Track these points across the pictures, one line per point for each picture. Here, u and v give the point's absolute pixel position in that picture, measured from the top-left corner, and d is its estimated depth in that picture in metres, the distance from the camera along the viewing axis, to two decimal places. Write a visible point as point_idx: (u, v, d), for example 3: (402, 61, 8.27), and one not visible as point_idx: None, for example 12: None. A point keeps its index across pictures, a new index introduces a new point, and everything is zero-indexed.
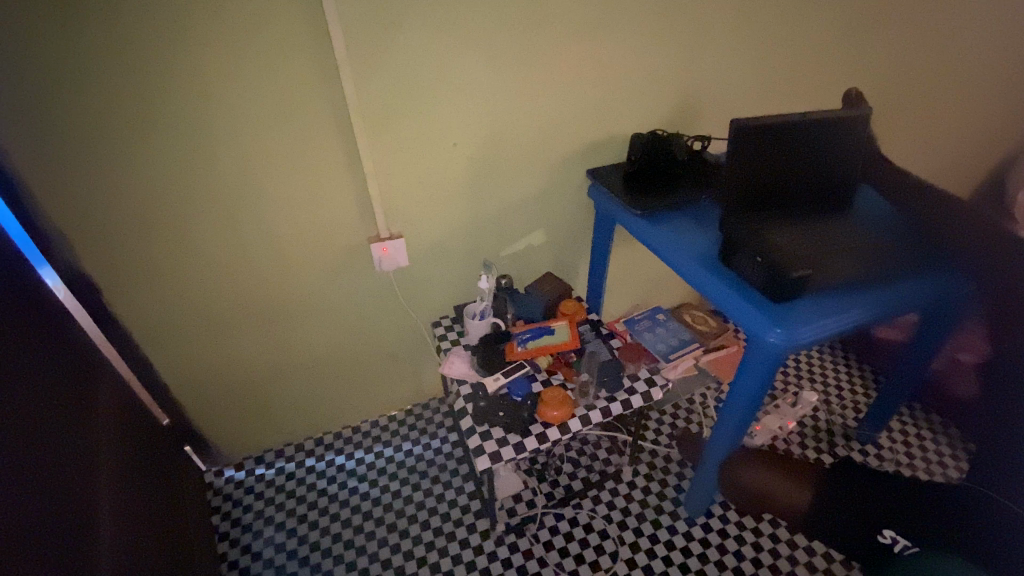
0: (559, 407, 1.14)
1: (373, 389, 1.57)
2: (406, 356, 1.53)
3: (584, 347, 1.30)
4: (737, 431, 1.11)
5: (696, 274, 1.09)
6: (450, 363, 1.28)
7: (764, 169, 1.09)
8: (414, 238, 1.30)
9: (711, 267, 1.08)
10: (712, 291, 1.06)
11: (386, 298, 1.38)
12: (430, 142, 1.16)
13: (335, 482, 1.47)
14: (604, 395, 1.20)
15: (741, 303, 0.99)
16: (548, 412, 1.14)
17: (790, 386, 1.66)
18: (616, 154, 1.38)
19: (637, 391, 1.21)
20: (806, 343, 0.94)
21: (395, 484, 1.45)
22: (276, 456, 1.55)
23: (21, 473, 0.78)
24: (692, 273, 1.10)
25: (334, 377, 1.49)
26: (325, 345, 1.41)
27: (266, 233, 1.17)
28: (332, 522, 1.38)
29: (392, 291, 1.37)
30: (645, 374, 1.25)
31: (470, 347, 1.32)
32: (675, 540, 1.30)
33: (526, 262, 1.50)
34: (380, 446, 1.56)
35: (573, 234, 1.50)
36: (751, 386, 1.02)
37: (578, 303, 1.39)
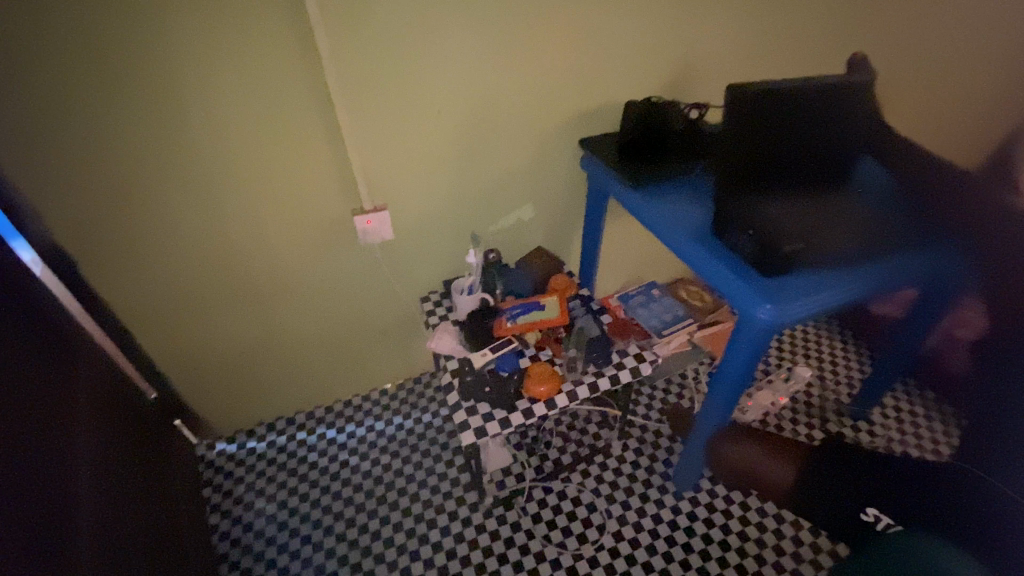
0: (546, 382, 1.13)
1: (363, 364, 1.56)
2: (396, 331, 1.52)
3: (573, 322, 1.28)
4: (726, 407, 1.10)
5: (686, 247, 1.06)
6: (438, 339, 1.26)
7: (761, 139, 1.05)
8: (399, 211, 1.26)
9: (703, 241, 1.05)
10: (701, 266, 1.03)
11: (374, 272, 1.35)
12: (414, 111, 1.11)
13: (326, 455, 1.48)
14: (592, 370, 1.19)
15: (730, 277, 0.96)
16: (535, 387, 1.12)
17: (785, 362, 1.64)
18: (610, 123, 1.33)
19: (626, 366, 1.20)
20: (796, 320, 0.92)
21: (386, 458, 1.46)
22: (267, 429, 1.55)
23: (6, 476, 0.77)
24: (683, 247, 1.07)
25: (323, 352, 1.48)
26: (313, 319, 1.40)
27: (247, 207, 1.13)
28: (323, 494, 1.40)
29: (380, 265, 1.34)
30: (635, 349, 1.23)
31: (459, 322, 1.30)
32: (662, 513, 1.30)
33: (517, 236, 1.46)
34: (372, 421, 1.55)
35: (565, 207, 1.47)
36: (739, 362, 1.00)
37: (569, 277, 1.37)
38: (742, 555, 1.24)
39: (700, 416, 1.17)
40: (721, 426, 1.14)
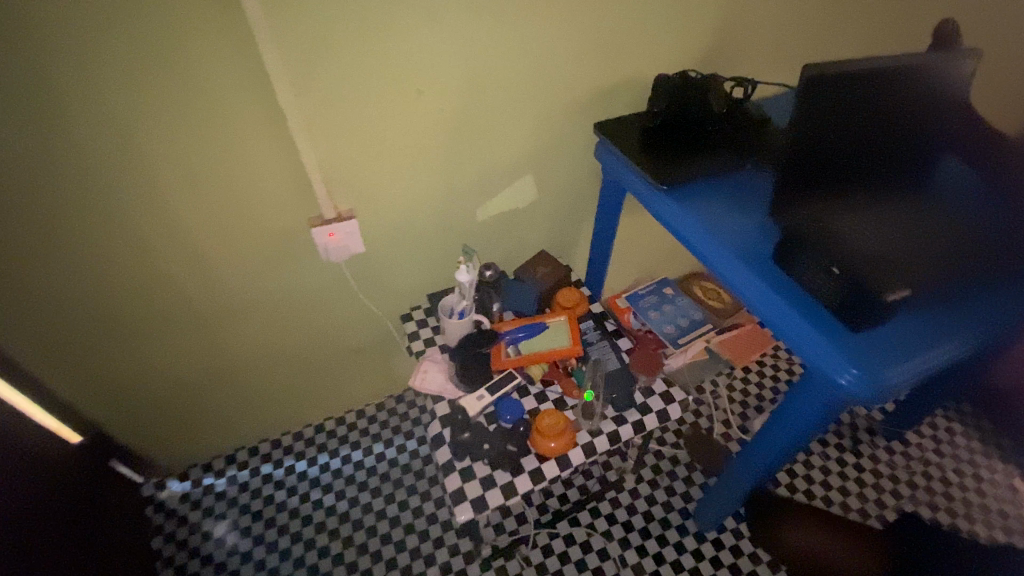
0: (557, 437, 0.92)
1: (336, 386, 1.34)
2: (374, 349, 1.29)
3: (587, 353, 1.06)
4: (776, 462, 0.92)
5: (738, 277, 0.84)
6: (424, 374, 1.04)
7: (842, 136, 0.80)
8: (371, 216, 1.00)
9: (763, 269, 0.82)
10: (758, 303, 0.81)
11: (340, 287, 1.10)
12: (385, 91, 0.83)
13: (296, 494, 1.28)
14: (610, 415, 0.99)
15: (800, 325, 0.75)
16: (544, 440, 0.92)
17: None
18: (635, 103, 1.06)
19: (651, 409, 1.00)
20: (892, 388, 0.71)
21: (366, 496, 1.27)
22: (226, 463, 1.33)
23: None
24: (734, 276, 0.85)
25: (288, 376, 1.25)
26: (271, 344, 1.16)
27: (168, 223, 0.85)
28: (294, 543, 1.20)
29: (348, 278, 1.09)
30: (661, 387, 1.02)
31: (448, 350, 1.08)
32: (683, 559, 1.15)
33: (516, 238, 1.22)
34: (348, 450, 1.35)
35: (573, 203, 1.22)
36: (802, 423, 0.81)
37: (580, 292, 1.14)
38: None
39: (741, 467, 0.99)
40: (765, 479, 0.97)
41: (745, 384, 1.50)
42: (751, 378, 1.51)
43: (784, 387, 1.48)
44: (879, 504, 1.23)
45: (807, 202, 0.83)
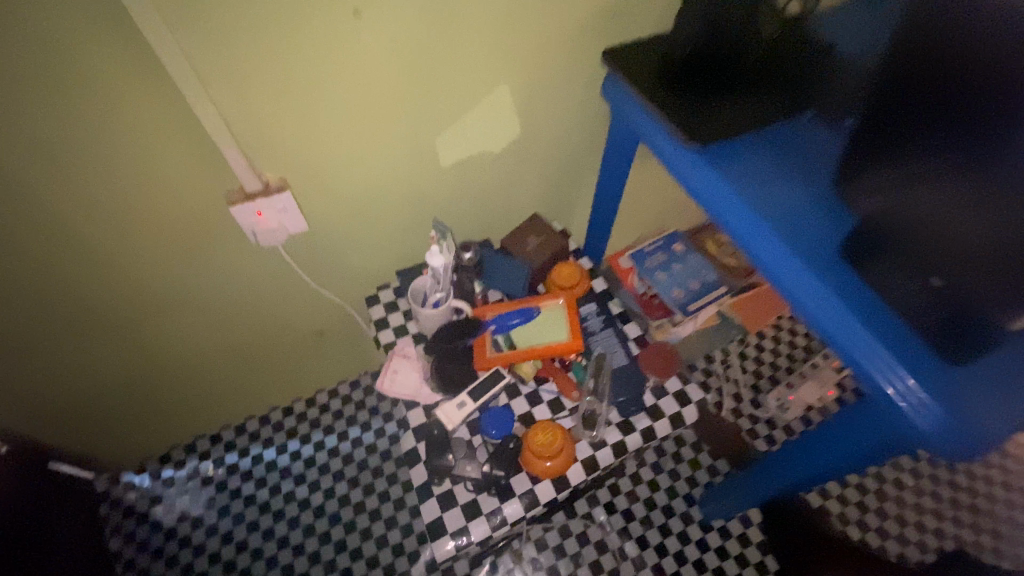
0: (553, 454, 0.78)
1: (303, 370, 1.18)
2: (339, 330, 1.11)
3: (588, 346, 0.89)
4: (809, 479, 0.79)
5: (793, 276, 0.66)
6: (395, 374, 0.87)
7: (979, 93, 0.48)
8: (313, 185, 0.77)
9: (825, 266, 0.65)
10: (818, 313, 0.65)
11: (284, 269, 0.89)
12: (310, 16, 0.57)
13: (266, 486, 1.16)
14: (615, 420, 0.84)
15: (875, 350, 0.60)
16: (540, 462, 0.78)
17: None
18: (657, 25, 0.80)
19: (664, 414, 0.84)
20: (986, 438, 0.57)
21: (343, 488, 1.16)
22: (187, 453, 1.20)
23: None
24: (786, 274, 0.67)
25: (242, 366, 1.08)
26: (215, 336, 0.97)
27: (28, 210, 0.62)
28: (266, 541, 1.10)
29: (293, 258, 0.88)
30: (675, 387, 0.86)
31: (423, 343, 0.90)
32: (687, 550, 1.08)
33: (505, 202, 0.99)
34: (321, 435, 1.22)
35: (573, 156, 0.99)
36: (852, 452, 0.68)
37: (580, 268, 0.94)
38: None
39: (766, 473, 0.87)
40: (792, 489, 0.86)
41: (758, 351, 1.35)
42: (766, 344, 1.36)
43: (801, 355, 1.34)
44: (898, 486, 1.15)
45: (889, 180, 0.58)
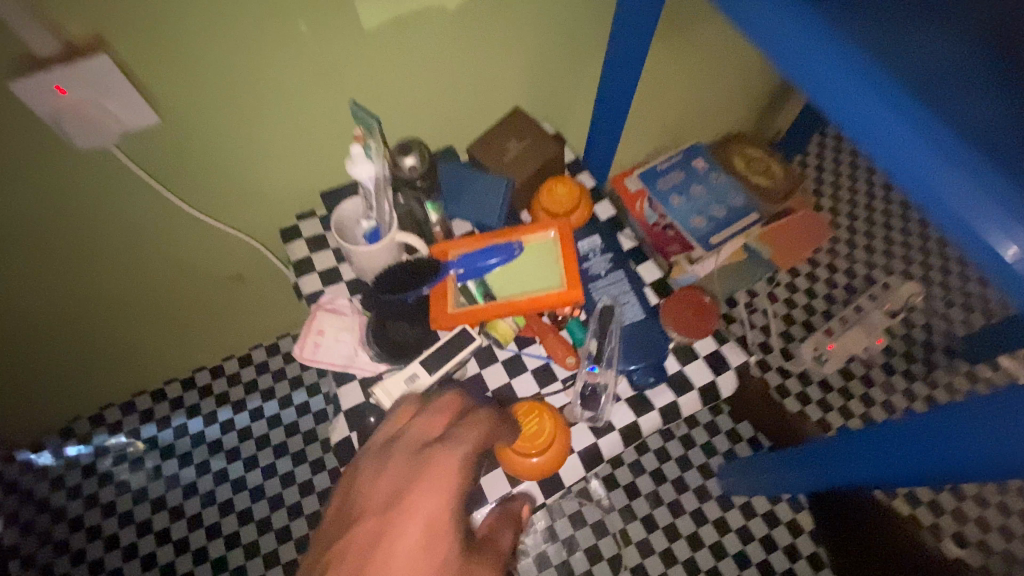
0: (541, 450, 0.56)
1: (229, 323, 0.95)
2: (261, 275, 0.86)
3: (589, 294, 0.64)
4: (889, 478, 0.55)
5: (840, 77, 0.33)
6: (320, 340, 0.62)
7: None
8: (152, 51, 0.48)
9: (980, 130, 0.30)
10: (892, 145, 0.32)
11: (148, 192, 0.62)
12: None
13: (191, 464, 0.96)
14: (623, 396, 0.61)
15: (1022, 211, 0.27)
16: (521, 459, 0.55)
17: (877, 279, 1.12)
18: None
19: (693, 387, 0.62)
20: None
21: (286, 465, 0.96)
22: (94, 425, 0.98)
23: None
24: (821, 78, 0.35)
25: (138, 322, 0.84)
26: (81, 287, 0.72)
27: None
28: (192, 531, 0.92)
29: (157, 176, 0.61)
30: (707, 350, 0.63)
31: (361, 295, 0.65)
32: (703, 532, 0.90)
33: (477, 96, 0.70)
34: (260, 402, 1.01)
35: (575, 28, 0.69)
36: (978, 449, 0.41)
37: (577, 185, 0.67)
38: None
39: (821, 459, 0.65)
40: (857, 483, 0.61)
41: (791, 293, 1.12)
42: (799, 284, 1.13)
43: (841, 296, 1.11)
44: None
45: None
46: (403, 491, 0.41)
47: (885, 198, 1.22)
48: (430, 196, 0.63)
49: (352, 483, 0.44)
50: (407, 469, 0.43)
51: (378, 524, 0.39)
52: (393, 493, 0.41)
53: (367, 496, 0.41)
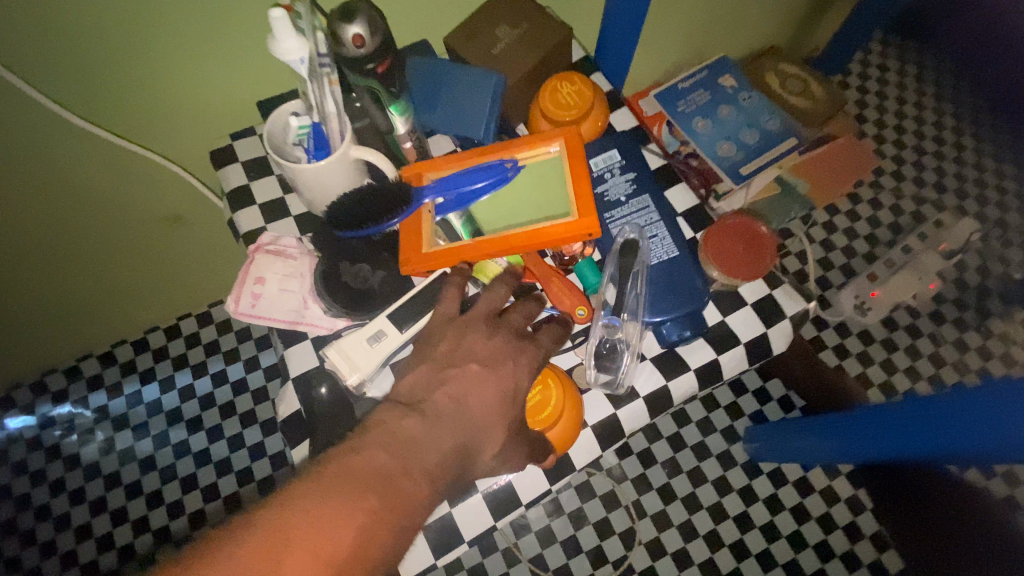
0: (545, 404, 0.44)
1: (178, 273, 0.81)
2: (203, 217, 0.73)
3: (605, 226, 0.50)
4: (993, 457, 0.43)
5: None
6: (259, 291, 0.48)
7: None
8: None
9: None
10: None
11: (10, 88, 0.47)
12: None
13: (148, 436, 0.85)
14: (646, 354, 0.49)
15: None
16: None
17: (928, 215, 0.97)
18: None
19: (738, 341, 0.49)
20: None
21: (254, 436, 0.85)
22: (36, 394, 0.87)
23: (397, 453, 0.36)
24: None
25: (51, 277, 0.70)
26: None
27: None
28: (153, 510, 0.82)
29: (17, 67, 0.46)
30: (755, 294, 0.50)
31: (312, 233, 0.51)
32: (726, 503, 0.80)
33: None
34: (223, 365, 0.89)
35: None
36: None
37: (588, 84, 0.52)
38: (850, 565, 0.78)
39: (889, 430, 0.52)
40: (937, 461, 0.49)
41: (828, 233, 0.98)
42: (837, 223, 0.99)
43: (885, 236, 0.97)
44: None
45: None
46: (518, 348, 0.43)
47: (936, 123, 1.05)
48: (395, 96, 0.46)
49: (462, 324, 0.43)
50: (514, 337, 0.44)
51: (491, 361, 0.42)
52: (504, 345, 0.43)
53: (478, 340, 0.43)
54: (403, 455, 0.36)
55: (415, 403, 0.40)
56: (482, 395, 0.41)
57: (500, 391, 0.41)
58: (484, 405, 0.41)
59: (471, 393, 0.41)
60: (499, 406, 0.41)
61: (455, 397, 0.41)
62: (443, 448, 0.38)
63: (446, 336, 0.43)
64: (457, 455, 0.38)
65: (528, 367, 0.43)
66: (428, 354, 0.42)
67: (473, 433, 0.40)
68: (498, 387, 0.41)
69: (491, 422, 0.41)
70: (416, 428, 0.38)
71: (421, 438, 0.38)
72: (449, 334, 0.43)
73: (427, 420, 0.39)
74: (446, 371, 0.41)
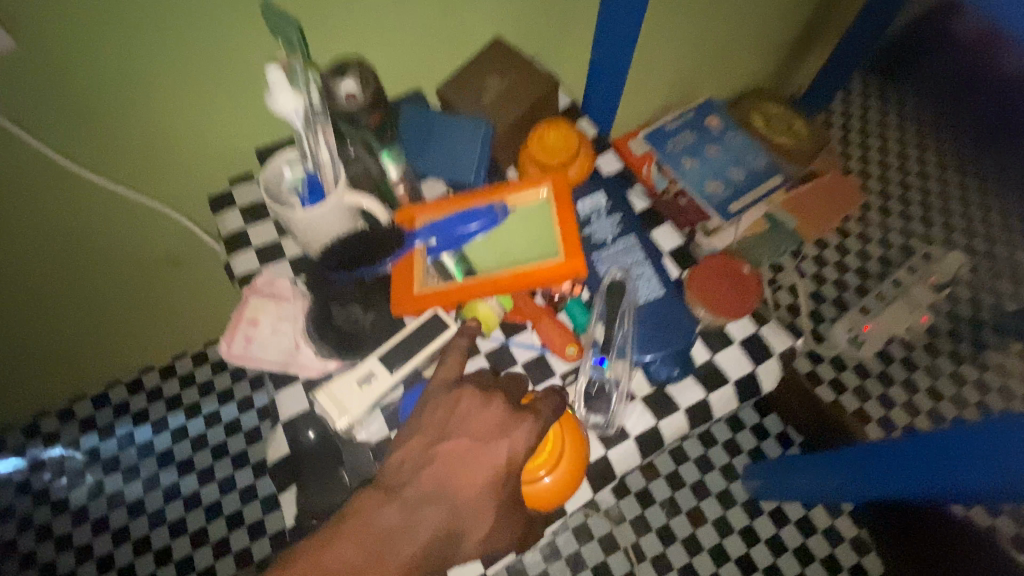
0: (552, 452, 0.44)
1: (174, 313, 0.82)
2: (200, 259, 0.74)
3: (594, 267, 0.51)
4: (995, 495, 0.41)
5: None
6: (253, 333, 0.49)
7: None
8: None
9: None
10: None
11: (8, 138, 0.49)
12: None
13: (138, 479, 0.84)
14: (638, 393, 0.49)
15: None
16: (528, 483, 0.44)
17: (917, 247, 0.98)
18: None
19: (727, 380, 0.49)
20: None
21: (246, 477, 0.84)
22: (27, 437, 0.86)
23: None
24: None
25: (44, 317, 0.70)
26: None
27: None
28: (139, 557, 0.80)
29: (18, 117, 0.48)
30: (744, 335, 0.50)
31: (306, 275, 0.52)
32: (728, 544, 0.78)
33: (449, 23, 0.56)
34: (216, 404, 0.88)
35: None
36: None
37: (572, 129, 0.54)
38: None
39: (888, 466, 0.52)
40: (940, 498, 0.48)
41: (819, 266, 0.99)
42: (827, 256, 1.00)
43: (876, 269, 0.98)
44: None
45: None
46: (518, 418, 0.42)
47: (919, 158, 1.08)
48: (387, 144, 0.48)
49: (457, 390, 0.44)
50: (513, 407, 0.43)
51: (483, 436, 0.42)
52: (501, 417, 0.43)
53: (476, 415, 0.43)
54: (366, 556, 0.37)
55: (398, 488, 0.40)
56: (469, 472, 0.41)
57: (487, 471, 0.41)
58: (470, 488, 0.41)
59: (456, 474, 0.41)
60: (487, 489, 0.41)
61: (439, 478, 0.41)
62: (420, 539, 0.39)
63: (441, 403, 0.43)
64: (437, 541, 0.39)
65: (527, 439, 0.42)
66: (426, 418, 0.43)
67: (457, 514, 0.40)
68: (486, 465, 0.41)
69: (477, 503, 0.41)
70: (385, 524, 0.39)
71: (398, 530, 0.39)
72: (444, 401, 0.44)
73: (406, 508, 0.40)
74: (433, 449, 0.42)
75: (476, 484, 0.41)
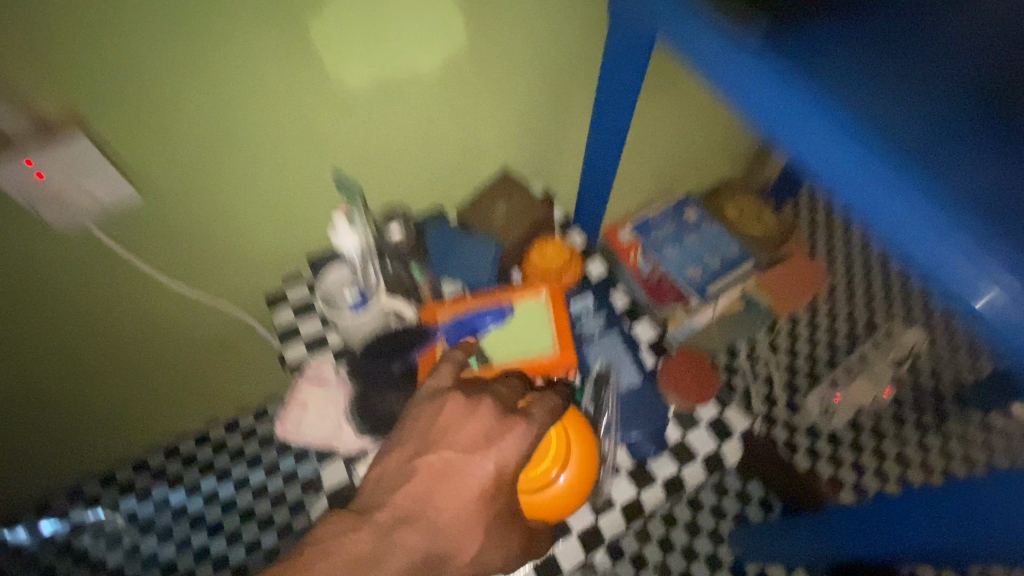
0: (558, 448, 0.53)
1: (217, 386, 0.92)
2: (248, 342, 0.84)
3: (585, 358, 0.62)
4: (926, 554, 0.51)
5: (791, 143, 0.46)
6: (302, 415, 0.59)
7: None
8: (133, 126, 0.49)
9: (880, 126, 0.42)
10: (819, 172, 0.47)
11: (125, 265, 0.60)
12: None
13: (171, 540, 0.90)
14: (623, 465, 0.58)
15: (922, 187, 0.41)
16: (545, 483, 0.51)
17: (878, 323, 1.10)
18: None
19: (695, 455, 0.59)
20: None
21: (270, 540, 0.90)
22: (72, 500, 0.93)
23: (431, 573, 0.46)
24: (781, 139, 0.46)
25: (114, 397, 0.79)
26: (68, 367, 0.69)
27: None
28: None
29: (136, 250, 0.60)
30: (709, 416, 0.60)
31: (348, 364, 0.62)
32: None
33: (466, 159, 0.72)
34: (245, 469, 0.96)
35: (557, 94, 0.72)
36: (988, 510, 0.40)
37: (565, 244, 0.67)
38: None
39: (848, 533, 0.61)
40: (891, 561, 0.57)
41: (792, 340, 1.10)
42: (799, 331, 1.11)
43: (843, 343, 1.09)
44: None
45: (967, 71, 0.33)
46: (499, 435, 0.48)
47: None
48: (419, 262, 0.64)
49: (441, 399, 0.50)
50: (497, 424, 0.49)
51: (463, 451, 0.47)
52: (482, 437, 0.48)
53: (456, 428, 0.48)
54: None
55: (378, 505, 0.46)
56: (445, 491, 0.46)
57: (463, 490, 0.47)
58: (450, 507, 0.46)
59: (435, 493, 0.47)
60: (465, 512, 0.46)
61: (420, 496, 0.47)
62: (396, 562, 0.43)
63: (422, 415, 0.50)
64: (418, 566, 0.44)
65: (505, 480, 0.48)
66: None
67: (437, 539, 0.45)
68: (461, 487, 0.47)
69: (456, 529, 0.46)
70: (365, 543, 0.44)
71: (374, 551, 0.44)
72: (430, 412, 0.50)
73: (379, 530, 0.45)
74: (413, 463, 0.48)
75: (453, 502, 0.46)
